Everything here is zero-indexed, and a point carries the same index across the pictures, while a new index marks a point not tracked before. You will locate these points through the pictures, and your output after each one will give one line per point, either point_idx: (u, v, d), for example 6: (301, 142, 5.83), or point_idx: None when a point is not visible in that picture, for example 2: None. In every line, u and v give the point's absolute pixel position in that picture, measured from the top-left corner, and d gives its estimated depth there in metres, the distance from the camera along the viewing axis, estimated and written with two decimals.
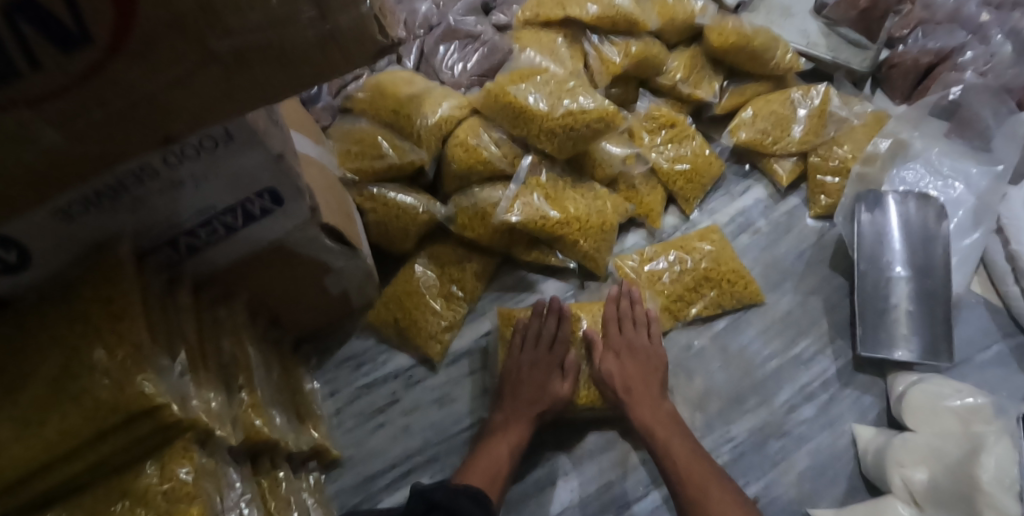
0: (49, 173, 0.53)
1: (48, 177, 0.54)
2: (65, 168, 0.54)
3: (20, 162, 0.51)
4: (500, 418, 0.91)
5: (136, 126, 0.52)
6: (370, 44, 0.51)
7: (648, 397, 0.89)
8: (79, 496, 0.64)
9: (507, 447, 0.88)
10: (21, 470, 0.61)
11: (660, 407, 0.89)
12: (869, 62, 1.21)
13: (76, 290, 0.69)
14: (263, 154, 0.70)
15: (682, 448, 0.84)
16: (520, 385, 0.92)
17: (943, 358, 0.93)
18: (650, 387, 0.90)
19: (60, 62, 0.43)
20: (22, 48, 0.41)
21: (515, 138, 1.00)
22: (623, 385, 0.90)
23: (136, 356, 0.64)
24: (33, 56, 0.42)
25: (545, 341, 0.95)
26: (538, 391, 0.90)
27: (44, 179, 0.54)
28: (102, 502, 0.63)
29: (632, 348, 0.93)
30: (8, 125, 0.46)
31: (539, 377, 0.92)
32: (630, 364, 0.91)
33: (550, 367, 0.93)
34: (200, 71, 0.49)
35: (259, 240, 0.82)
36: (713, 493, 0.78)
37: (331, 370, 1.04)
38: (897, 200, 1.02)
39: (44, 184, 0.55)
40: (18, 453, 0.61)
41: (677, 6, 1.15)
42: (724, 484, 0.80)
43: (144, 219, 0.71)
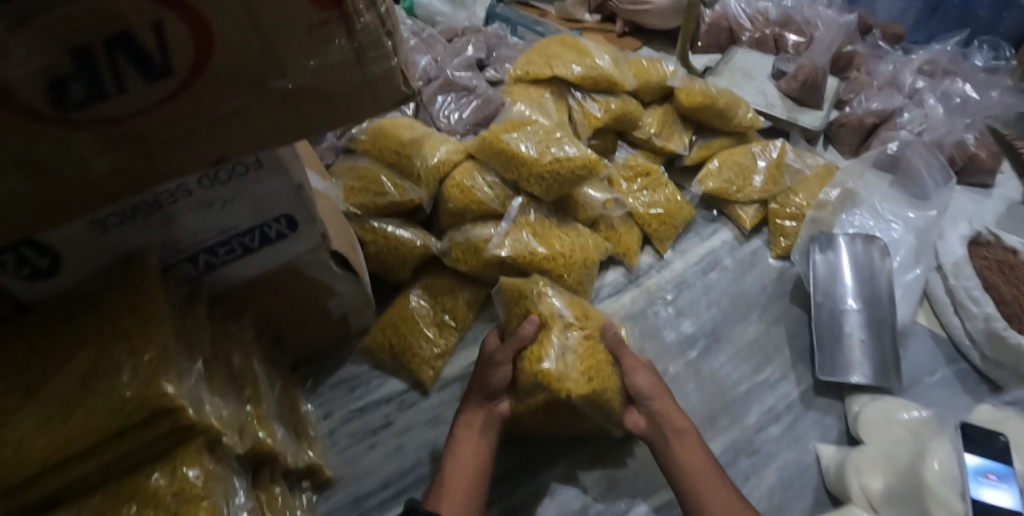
0: (107, 185, 0.60)
1: (108, 189, 0.60)
2: (122, 183, 0.60)
3: (87, 178, 0.58)
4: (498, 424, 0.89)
5: (191, 151, 0.60)
6: (395, 92, 0.62)
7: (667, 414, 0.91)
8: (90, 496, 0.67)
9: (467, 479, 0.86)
10: (38, 463, 0.65)
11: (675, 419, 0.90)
12: (820, 122, 1.34)
13: (103, 299, 0.75)
14: (286, 182, 0.79)
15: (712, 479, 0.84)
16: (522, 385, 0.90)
17: (893, 380, 1.02)
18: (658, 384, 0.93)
19: (141, 88, 0.52)
20: (112, 73, 0.50)
21: (507, 181, 1.10)
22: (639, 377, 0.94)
23: (161, 359, 0.70)
24: (120, 82, 0.51)
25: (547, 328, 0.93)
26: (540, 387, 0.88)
27: (98, 194, 0.60)
28: (110, 502, 0.67)
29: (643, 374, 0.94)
30: (80, 140, 0.54)
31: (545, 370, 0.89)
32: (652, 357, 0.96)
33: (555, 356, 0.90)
34: (253, 106, 0.58)
35: (272, 260, 0.90)
36: (709, 493, 0.83)
37: (325, 393, 1.09)
38: (846, 241, 1.14)
39: (92, 202, 0.61)
40: (39, 448, 0.66)
41: (651, 69, 1.29)
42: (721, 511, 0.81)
43: (169, 235, 0.78)
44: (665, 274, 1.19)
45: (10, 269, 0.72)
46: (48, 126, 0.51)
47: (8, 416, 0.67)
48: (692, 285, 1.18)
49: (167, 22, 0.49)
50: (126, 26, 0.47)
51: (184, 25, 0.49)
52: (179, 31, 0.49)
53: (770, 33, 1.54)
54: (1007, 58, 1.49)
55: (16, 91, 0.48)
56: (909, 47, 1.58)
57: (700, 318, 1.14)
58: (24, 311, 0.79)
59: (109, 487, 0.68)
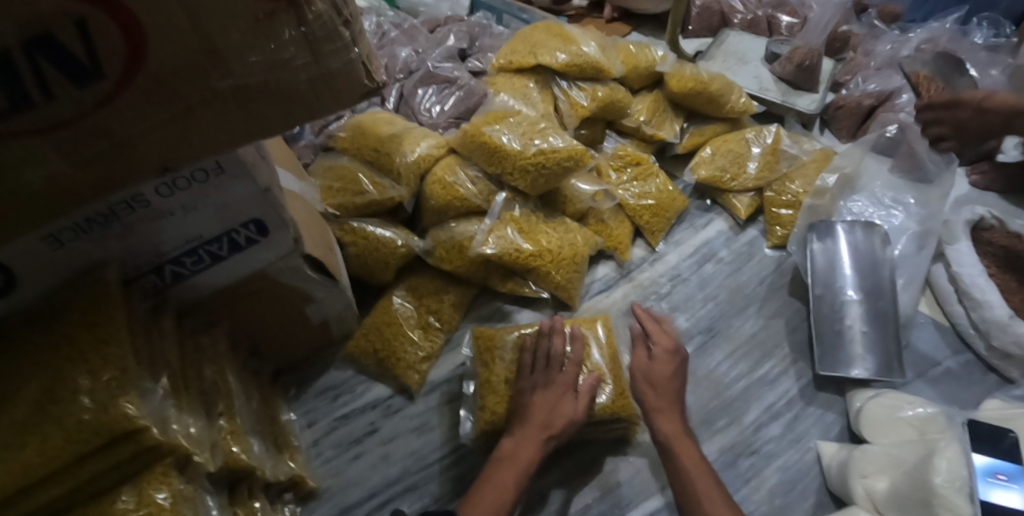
0: (49, 197, 0.57)
1: (52, 199, 0.57)
2: (64, 191, 0.57)
3: (24, 189, 0.55)
4: (511, 445, 0.88)
5: (135, 156, 0.57)
6: (357, 86, 0.58)
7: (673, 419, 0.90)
8: None
9: (516, 473, 0.85)
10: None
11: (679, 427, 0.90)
12: (815, 105, 1.30)
13: (60, 316, 0.71)
14: (252, 187, 0.75)
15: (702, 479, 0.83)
16: (530, 411, 0.90)
17: (897, 373, 0.97)
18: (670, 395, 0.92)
19: (71, 93, 0.48)
20: (36, 77, 0.46)
21: (490, 175, 1.06)
22: (652, 386, 0.93)
23: (121, 379, 0.67)
24: (46, 86, 0.47)
25: (554, 362, 0.94)
26: (547, 414, 0.89)
27: (39, 205, 0.57)
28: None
29: (659, 382, 0.93)
30: (11, 151, 0.50)
31: (550, 399, 0.90)
32: (667, 364, 0.95)
33: (563, 390, 0.91)
34: (199, 107, 0.55)
35: (244, 268, 0.86)
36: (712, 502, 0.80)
37: (309, 401, 1.05)
38: (845, 229, 1.10)
39: (35, 214, 0.58)
40: None
41: (640, 55, 1.24)
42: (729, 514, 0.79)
43: (130, 246, 0.75)
44: (659, 268, 1.15)
45: None
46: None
47: None
48: (687, 279, 1.14)
49: (91, 19, 0.45)
50: (46, 26, 0.44)
51: (110, 24, 0.45)
52: (105, 29, 0.45)
53: (763, 15, 1.49)
54: (1008, 35, 1.46)
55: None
56: (907, 26, 1.53)
57: (695, 314, 1.09)
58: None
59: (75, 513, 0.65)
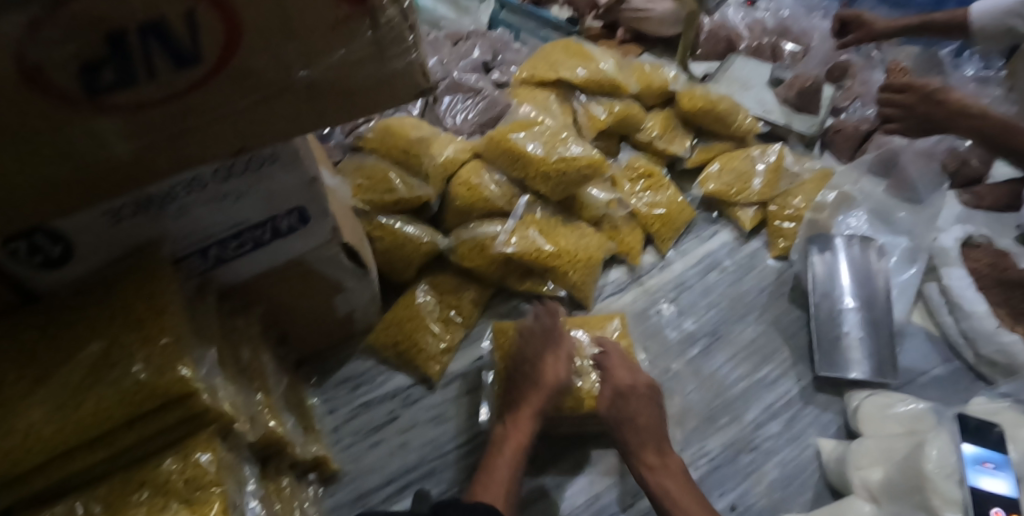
0: (130, 170, 0.61)
1: (132, 172, 0.61)
2: (143, 168, 0.61)
3: (106, 160, 0.58)
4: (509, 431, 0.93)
5: (213, 138, 0.62)
6: (413, 86, 0.65)
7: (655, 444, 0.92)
8: (93, 486, 0.68)
9: (514, 459, 0.90)
10: (45, 453, 0.66)
11: (666, 453, 0.92)
12: (815, 128, 1.38)
13: (116, 288, 0.76)
14: (299, 176, 0.81)
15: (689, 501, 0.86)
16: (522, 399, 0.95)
17: (890, 375, 1.04)
18: (651, 434, 0.92)
19: (170, 74, 0.53)
20: (144, 58, 0.51)
21: (513, 180, 1.13)
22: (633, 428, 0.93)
23: (176, 346, 0.71)
24: (151, 66, 0.52)
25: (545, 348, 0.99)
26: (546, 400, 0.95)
27: (118, 181, 0.62)
28: (117, 492, 0.67)
29: (631, 407, 0.94)
30: (105, 124, 0.55)
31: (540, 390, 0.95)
32: (641, 406, 0.95)
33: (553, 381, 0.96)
34: (276, 94, 0.60)
35: (281, 255, 0.91)
36: None
37: (330, 389, 1.10)
38: (844, 243, 1.17)
39: (112, 189, 0.62)
40: (47, 435, 0.66)
41: (653, 74, 1.32)
42: None
43: (183, 227, 0.80)
44: (667, 274, 1.21)
45: (23, 257, 0.72)
46: (77, 111, 0.53)
47: (20, 400, 0.67)
48: (692, 286, 1.20)
49: (199, 11, 0.50)
50: (160, 12, 0.49)
51: (214, 14, 0.51)
52: (209, 18, 0.51)
53: (768, 43, 1.58)
54: (998, 69, 1.53)
55: (52, 77, 0.49)
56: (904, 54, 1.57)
57: (701, 317, 1.16)
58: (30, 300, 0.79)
59: (115, 477, 0.69)
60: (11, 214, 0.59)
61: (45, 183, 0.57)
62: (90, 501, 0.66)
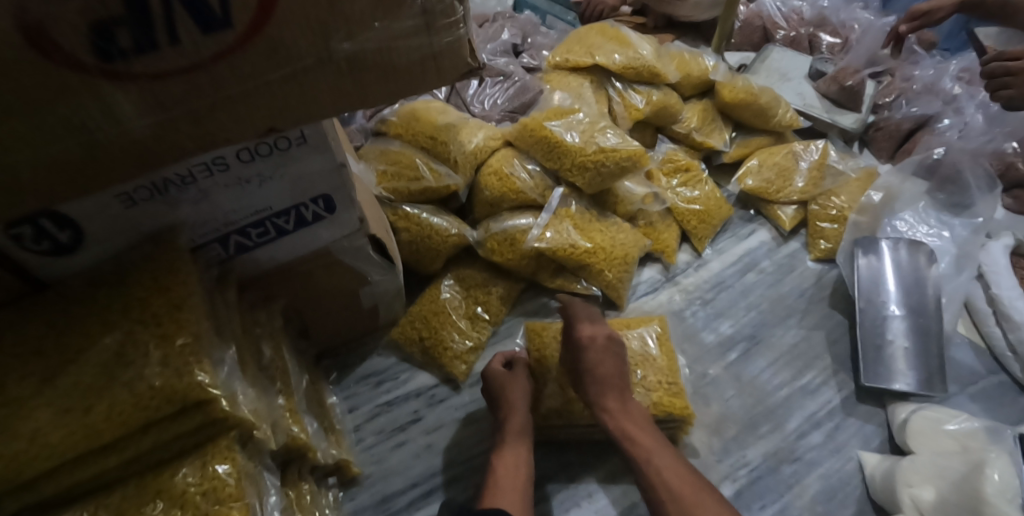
0: (150, 148, 0.55)
1: (152, 150, 0.55)
2: (165, 147, 0.56)
3: (124, 135, 0.52)
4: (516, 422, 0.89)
5: (243, 114, 0.56)
6: (460, 65, 0.60)
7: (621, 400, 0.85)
8: (104, 494, 0.63)
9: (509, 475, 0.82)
10: (54, 459, 0.60)
11: (636, 410, 0.85)
12: (858, 124, 1.32)
13: (128, 277, 0.70)
14: (327, 160, 0.75)
15: (660, 458, 0.79)
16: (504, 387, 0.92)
17: (937, 389, 0.99)
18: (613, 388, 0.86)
19: (197, 40, 0.47)
20: (168, 22, 0.45)
21: (547, 170, 1.07)
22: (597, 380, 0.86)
23: (194, 346, 0.66)
24: (175, 33, 0.46)
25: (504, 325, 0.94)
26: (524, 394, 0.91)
27: (137, 159, 0.56)
28: (131, 501, 0.62)
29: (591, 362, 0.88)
30: (123, 96, 0.49)
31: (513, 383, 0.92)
32: (604, 357, 0.87)
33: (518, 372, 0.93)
34: (315, 68, 0.54)
35: (306, 245, 0.85)
36: (674, 487, 0.75)
37: (351, 386, 1.04)
38: (890, 247, 1.12)
39: (133, 169, 0.57)
40: (54, 441, 0.60)
41: (693, 63, 1.25)
42: (701, 495, 0.73)
43: (201, 213, 0.74)
44: (703, 274, 1.16)
45: (28, 243, 0.66)
46: (86, 76, 0.46)
47: (26, 401, 0.61)
48: (730, 286, 1.15)
49: None
50: None
51: None
52: None
53: (805, 34, 1.51)
54: None
55: (56, 37, 0.43)
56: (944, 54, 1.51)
57: (740, 320, 1.10)
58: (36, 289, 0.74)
59: (129, 485, 0.63)
60: (16, 193, 0.53)
61: (56, 162, 0.51)
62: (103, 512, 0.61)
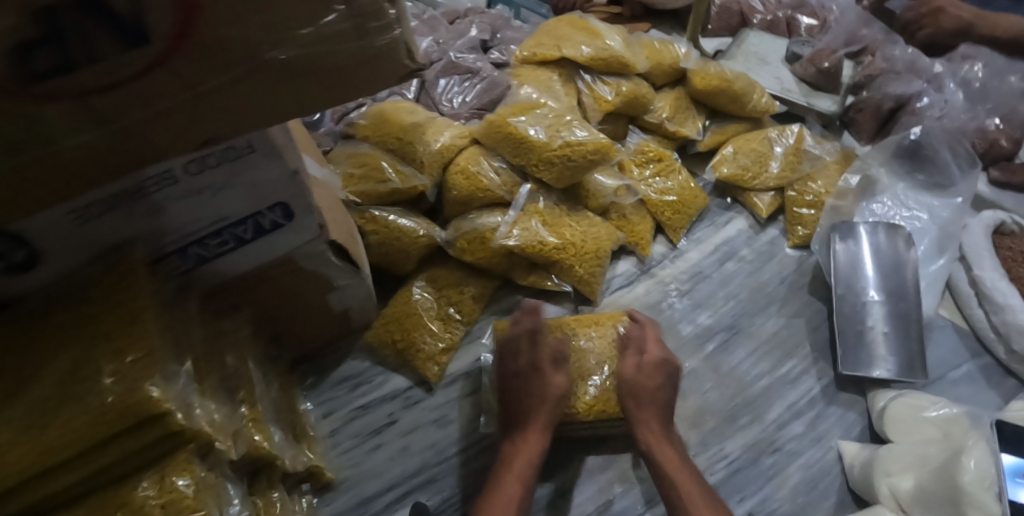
0: (86, 165, 0.54)
1: (86, 167, 0.55)
2: (99, 165, 0.55)
3: (56, 156, 0.52)
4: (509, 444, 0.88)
5: (177, 128, 0.55)
6: (399, 66, 0.57)
7: (656, 417, 0.88)
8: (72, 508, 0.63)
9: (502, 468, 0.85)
10: (12, 478, 0.60)
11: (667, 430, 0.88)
12: (835, 106, 1.30)
13: (85, 294, 0.70)
14: (280, 167, 0.74)
15: (684, 477, 0.83)
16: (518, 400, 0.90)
17: (919, 375, 0.97)
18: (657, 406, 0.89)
19: (116, 56, 0.46)
20: (83, 43, 0.45)
21: (514, 167, 1.05)
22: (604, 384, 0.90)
23: (147, 361, 0.65)
24: (92, 51, 0.45)
25: (528, 343, 0.93)
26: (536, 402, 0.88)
27: (73, 178, 0.55)
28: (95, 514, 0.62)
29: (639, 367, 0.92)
30: (50, 117, 0.48)
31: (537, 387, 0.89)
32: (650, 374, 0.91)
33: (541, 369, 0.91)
34: (244, 79, 0.53)
35: (265, 254, 0.84)
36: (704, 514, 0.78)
37: (327, 390, 1.03)
38: (868, 231, 1.10)
39: (71, 185, 0.56)
40: (14, 459, 0.60)
41: (664, 51, 1.24)
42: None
43: (156, 224, 0.72)
44: (680, 265, 1.14)
45: None
46: (12, 103, 0.46)
47: None
48: (708, 276, 1.13)
49: None
50: None
51: None
52: None
53: (783, 17, 1.48)
54: None
55: None
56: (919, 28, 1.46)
57: (717, 311, 1.09)
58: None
59: (95, 497, 0.64)
60: None
61: None
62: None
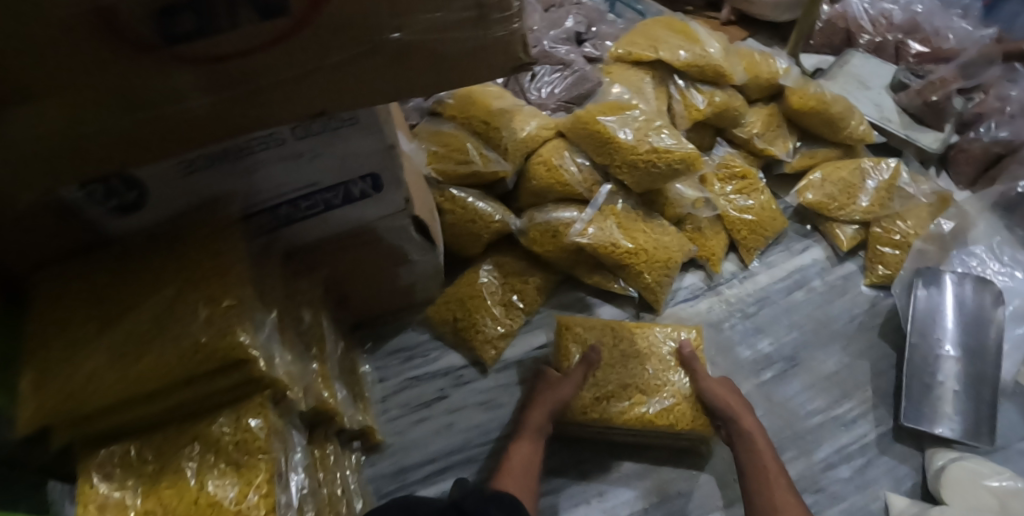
0: (192, 123, 0.50)
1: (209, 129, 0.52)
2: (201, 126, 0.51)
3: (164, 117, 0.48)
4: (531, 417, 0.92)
5: (292, 102, 0.52)
6: (511, 59, 0.55)
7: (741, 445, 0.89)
8: (147, 436, 0.65)
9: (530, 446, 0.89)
10: (100, 401, 0.61)
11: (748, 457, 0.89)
12: (939, 144, 1.24)
13: (180, 241, 0.71)
14: (377, 142, 0.76)
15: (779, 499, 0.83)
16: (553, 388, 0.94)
17: (984, 440, 0.94)
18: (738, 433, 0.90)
19: (254, 23, 0.45)
20: (227, 7, 0.43)
21: (597, 166, 1.05)
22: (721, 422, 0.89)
23: (238, 308, 0.66)
24: (234, 16, 0.44)
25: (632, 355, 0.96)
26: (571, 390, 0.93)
27: (175, 136, 0.51)
28: (170, 444, 0.64)
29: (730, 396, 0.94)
30: (183, 76, 0.46)
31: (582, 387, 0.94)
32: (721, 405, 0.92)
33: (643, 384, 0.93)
34: (367, 60, 0.50)
35: (348, 223, 0.86)
36: None
37: (383, 357, 1.08)
38: (954, 280, 1.05)
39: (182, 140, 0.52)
40: (106, 385, 0.62)
41: (763, 64, 1.20)
42: None
43: (253, 184, 0.74)
44: (747, 286, 1.12)
45: (98, 199, 0.67)
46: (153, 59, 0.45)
47: (85, 345, 0.64)
48: (774, 302, 1.11)
49: None
50: None
51: None
52: None
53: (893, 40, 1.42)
54: None
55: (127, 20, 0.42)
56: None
57: (779, 339, 1.07)
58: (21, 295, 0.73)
59: (170, 429, 0.65)
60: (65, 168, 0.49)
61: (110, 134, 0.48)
62: (139, 484, 0.61)
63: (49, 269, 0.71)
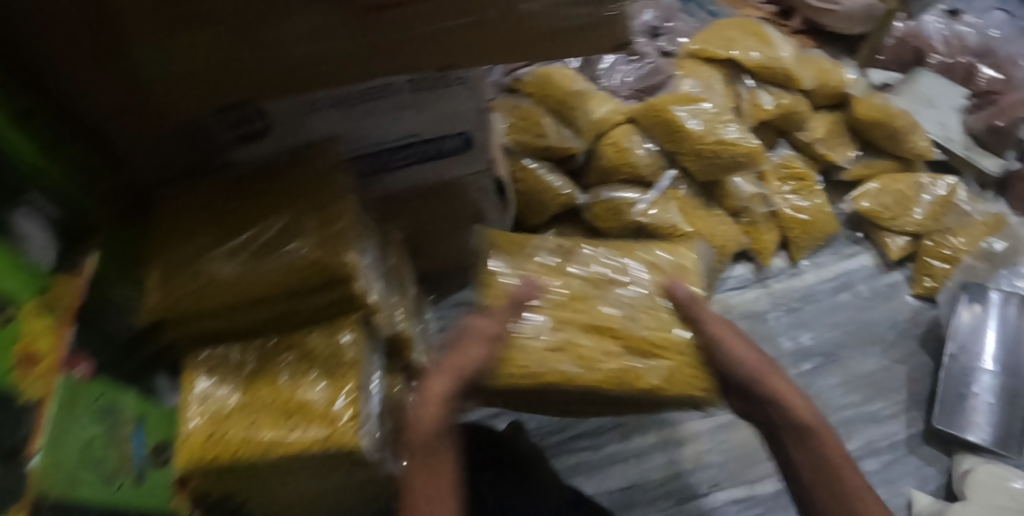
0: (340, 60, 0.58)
1: (352, 65, 0.59)
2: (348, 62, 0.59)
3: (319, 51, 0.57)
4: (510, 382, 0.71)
5: (427, 52, 0.59)
6: (618, 37, 0.61)
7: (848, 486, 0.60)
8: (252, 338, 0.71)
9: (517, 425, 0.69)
10: (218, 301, 0.68)
11: None
12: (999, 168, 1.27)
13: (296, 166, 0.77)
14: (475, 101, 0.84)
15: None
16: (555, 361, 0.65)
17: (1012, 451, 0.97)
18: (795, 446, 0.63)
19: None
20: None
21: (664, 152, 1.12)
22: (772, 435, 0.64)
23: (343, 233, 0.70)
24: None
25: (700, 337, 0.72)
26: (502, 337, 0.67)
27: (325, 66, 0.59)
28: (271, 349, 0.69)
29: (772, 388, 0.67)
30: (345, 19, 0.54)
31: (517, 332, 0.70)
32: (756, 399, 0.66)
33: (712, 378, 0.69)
34: (495, 22, 0.57)
35: (436, 176, 0.94)
36: None
37: (446, 307, 1.19)
38: (1000, 299, 1.08)
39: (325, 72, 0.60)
40: (224, 286, 0.68)
41: (832, 73, 1.25)
42: None
43: (364, 127, 0.82)
44: (795, 283, 1.17)
45: (230, 125, 0.74)
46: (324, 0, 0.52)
47: (205, 251, 0.70)
48: (818, 300, 1.15)
49: None
50: None
51: None
52: None
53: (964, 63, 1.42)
54: None
55: None
56: None
57: (821, 334, 1.12)
58: (143, 206, 0.79)
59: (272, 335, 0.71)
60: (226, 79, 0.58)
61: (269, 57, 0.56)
62: (238, 380, 0.67)
63: (174, 186, 0.77)
